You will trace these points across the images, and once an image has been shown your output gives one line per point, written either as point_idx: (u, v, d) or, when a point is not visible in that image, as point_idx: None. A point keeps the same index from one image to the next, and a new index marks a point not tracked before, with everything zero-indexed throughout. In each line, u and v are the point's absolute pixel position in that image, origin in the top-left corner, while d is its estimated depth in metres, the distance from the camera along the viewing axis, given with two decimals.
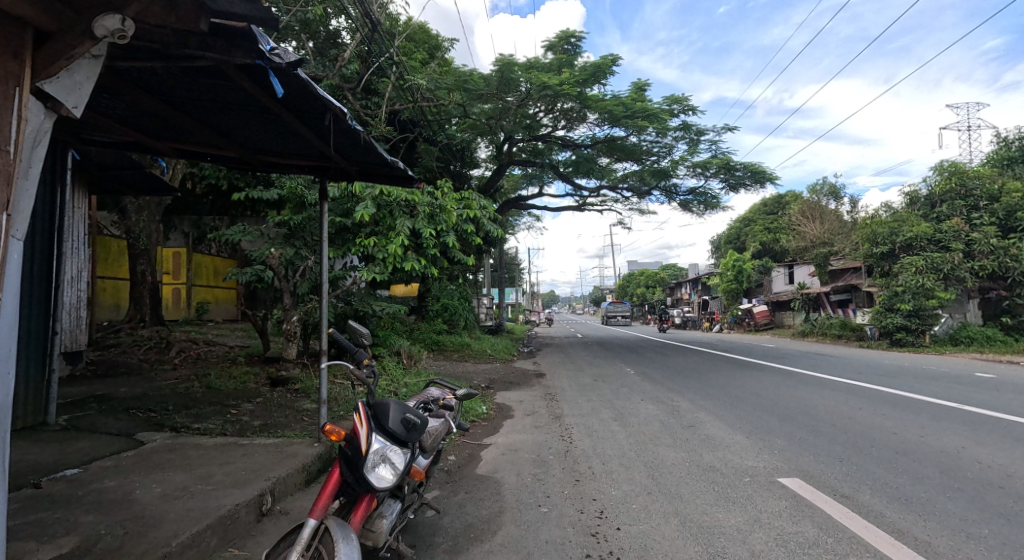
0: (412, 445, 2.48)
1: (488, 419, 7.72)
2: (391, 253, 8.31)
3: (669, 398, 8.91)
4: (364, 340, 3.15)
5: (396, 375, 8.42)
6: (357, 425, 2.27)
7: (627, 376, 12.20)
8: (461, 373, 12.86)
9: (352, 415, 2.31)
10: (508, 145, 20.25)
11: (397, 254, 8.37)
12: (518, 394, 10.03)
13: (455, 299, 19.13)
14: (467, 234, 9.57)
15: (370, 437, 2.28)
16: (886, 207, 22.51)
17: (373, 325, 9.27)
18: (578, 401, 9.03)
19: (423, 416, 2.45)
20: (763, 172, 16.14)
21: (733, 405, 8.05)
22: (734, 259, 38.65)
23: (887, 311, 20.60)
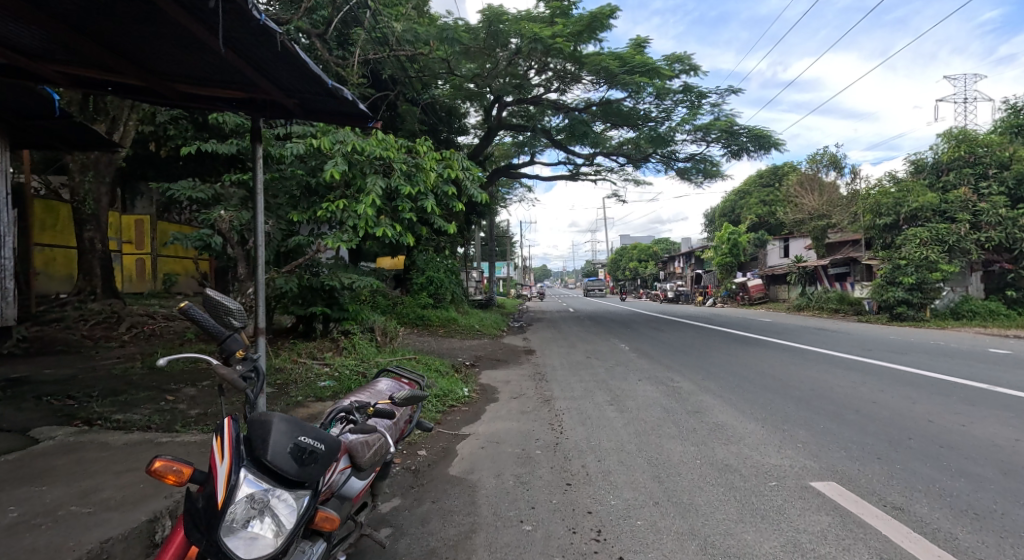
0: (311, 487, 2.03)
1: (469, 403, 6.92)
2: (363, 218, 7.36)
3: (670, 378, 8.14)
4: (234, 323, 2.50)
5: (367, 355, 7.56)
6: (215, 461, 1.85)
7: (621, 354, 11.43)
8: (444, 351, 12.04)
9: (209, 449, 1.89)
10: (498, 108, 19.16)
11: (370, 220, 7.44)
12: (504, 375, 9.22)
13: (441, 272, 18.24)
14: (449, 197, 8.59)
15: (232, 473, 1.86)
16: (890, 176, 21.70)
17: (343, 298, 8.40)
18: (569, 382, 8.26)
19: (318, 442, 2.05)
20: (767, 136, 15.21)
21: (740, 387, 7.29)
22: (729, 232, 37.87)
23: (887, 284, 19.90)
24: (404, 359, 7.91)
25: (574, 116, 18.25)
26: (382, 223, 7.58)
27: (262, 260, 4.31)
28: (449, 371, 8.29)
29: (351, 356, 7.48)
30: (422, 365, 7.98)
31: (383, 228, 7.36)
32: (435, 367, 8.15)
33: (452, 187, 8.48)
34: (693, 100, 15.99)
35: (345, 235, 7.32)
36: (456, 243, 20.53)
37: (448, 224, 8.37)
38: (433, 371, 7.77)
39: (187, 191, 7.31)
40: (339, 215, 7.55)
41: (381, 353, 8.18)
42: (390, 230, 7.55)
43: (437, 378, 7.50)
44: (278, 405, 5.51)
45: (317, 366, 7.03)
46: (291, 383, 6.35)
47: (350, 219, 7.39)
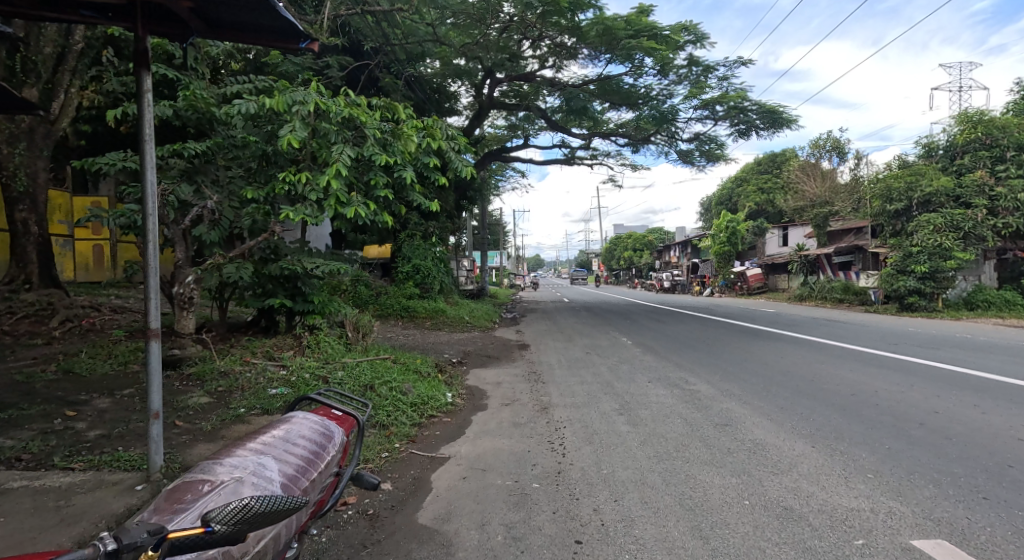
0: None
1: (452, 412, 5.84)
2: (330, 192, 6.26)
3: (685, 379, 7.10)
4: None
5: (332, 354, 6.44)
6: None
7: (625, 349, 10.39)
8: (429, 347, 10.92)
9: None
10: (489, 85, 17.99)
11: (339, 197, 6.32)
12: (496, 374, 8.13)
13: (429, 261, 17.07)
14: (431, 169, 7.37)
15: None
16: (900, 160, 20.70)
17: (311, 286, 7.30)
18: (568, 383, 7.23)
19: None
20: (778, 112, 14.16)
21: (769, 391, 6.27)
22: (728, 220, 36.89)
23: (898, 273, 18.94)
24: (377, 358, 6.84)
25: (571, 92, 17.05)
26: (353, 200, 6.42)
27: (153, 216, 3.09)
28: (430, 372, 7.21)
29: (314, 355, 6.36)
30: (398, 364, 6.89)
31: (355, 206, 6.26)
32: (413, 367, 7.07)
33: (434, 158, 7.25)
34: (699, 74, 14.91)
35: (307, 211, 6.29)
36: (446, 230, 19.37)
37: (433, 204, 7.22)
38: (412, 373, 6.68)
39: (112, 162, 5.96)
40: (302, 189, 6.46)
41: (350, 351, 7.06)
42: (362, 207, 6.40)
43: (414, 380, 6.41)
44: (209, 421, 4.41)
45: (272, 369, 5.92)
46: (235, 390, 5.25)
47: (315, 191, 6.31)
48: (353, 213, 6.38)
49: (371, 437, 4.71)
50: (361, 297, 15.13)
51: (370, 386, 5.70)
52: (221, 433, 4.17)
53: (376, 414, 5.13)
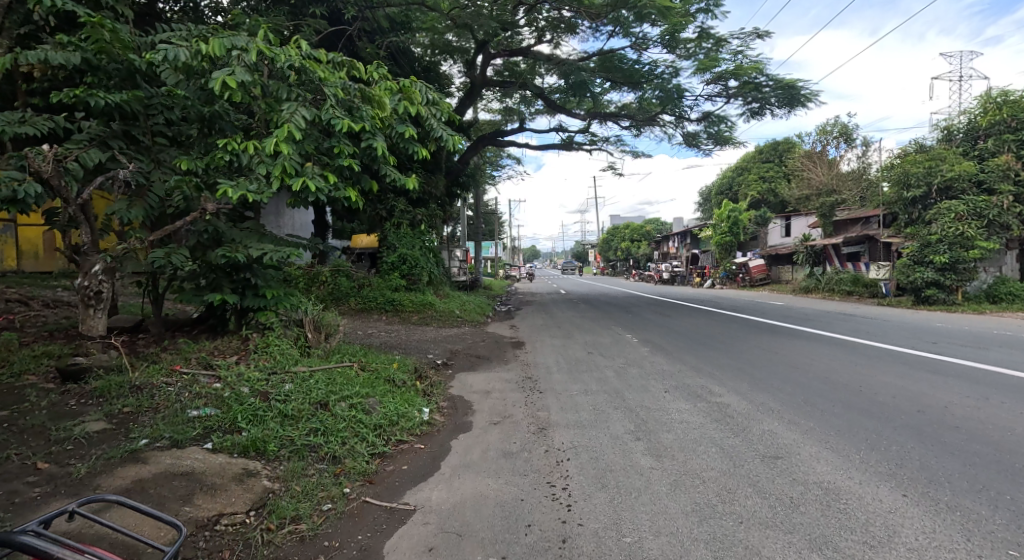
0: None
1: (426, 435, 4.72)
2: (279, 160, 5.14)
3: (709, 390, 5.99)
4: None
5: (282, 360, 5.27)
6: None
7: (631, 348, 9.27)
8: (413, 346, 9.76)
9: None
10: (483, 63, 16.86)
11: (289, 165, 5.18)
12: (485, 381, 7.00)
13: (417, 251, 15.88)
14: (409, 141, 6.15)
15: None
16: (916, 145, 19.61)
17: (264, 277, 6.14)
18: (569, 393, 6.14)
19: None
20: (797, 89, 13.03)
21: (815, 407, 5.17)
22: (728, 209, 35.39)
23: (915, 264, 17.84)
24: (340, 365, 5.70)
25: (570, 67, 15.84)
26: (308, 172, 5.29)
27: None
28: (406, 381, 6.07)
29: (261, 361, 5.21)
30: (364, 373, 5.75)
31: (307, 180, 5.16)
32: (383, 376, 5.92)
33: (413, 127, 6.02)
34: (709, 48, 13.75)
35: (251, 184, 5.21)
36: (437, 219, 18.19)
37: (409, 184, 6.07)
38: (382, 384, 5.55)
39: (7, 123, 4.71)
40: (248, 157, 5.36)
41: (309, 355, 5.92)
42: (319, 180, 5.28)
43: (384, 394, 5.28)
44: (89, 460, 3.27)
45: (204, 382, 4.78)
46: (146, 411, 4.09)
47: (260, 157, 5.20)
48: (308, 186, 5.26)
49: (314, 479, 3.57)
50: (340, 290, 13.92)
51: (323, 404, 4.56)
52: (97, 482, 3.05)
53: (327, 444, 4.00)
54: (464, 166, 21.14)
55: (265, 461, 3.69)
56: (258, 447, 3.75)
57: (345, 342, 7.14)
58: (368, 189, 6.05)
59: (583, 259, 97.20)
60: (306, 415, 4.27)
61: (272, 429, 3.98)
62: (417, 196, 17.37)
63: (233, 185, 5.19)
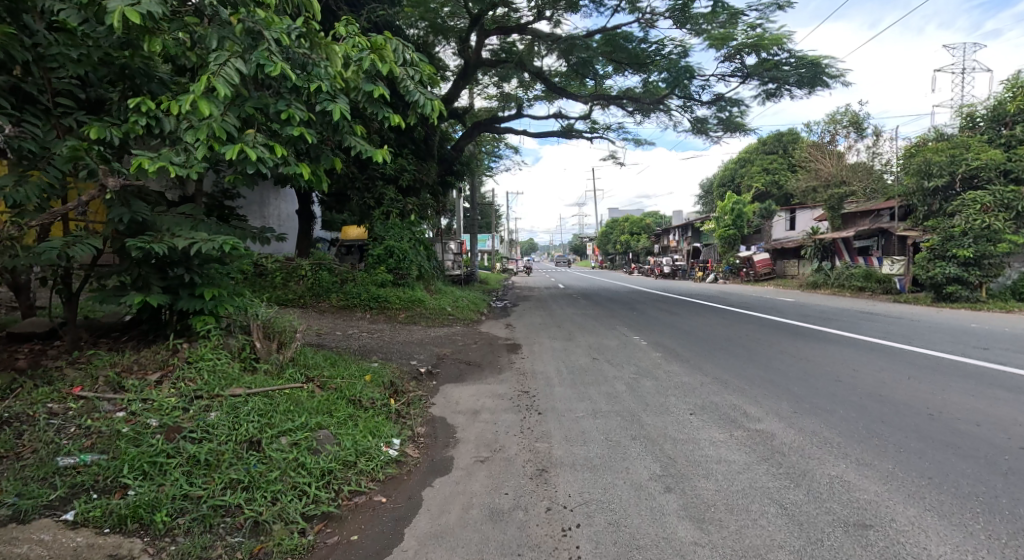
0: None
1: (389, 480, 3.66)
2: (208, 121, 4.30)
3: (745, 413, 4.95)
4: None
5: (215, 380, 4.16)
6: None
7: (641, 354, 8.22)
8: (395, 351, 8.69)
9: None
10: (477, 41, 15.74)
11: (224, 127, 4.35)
12: (475, 397, 5.94)
13: (406, 243, 14.76)
14: (379, 105, 5.12)
15: None
16: (936, 133, 18.54)
17: (204, 273, 5.05)
18: (573, 415, 5.11)
19: None
20: (821, 66, 11.90)
21: (883, 440, 4.13)
22: (733, 201, 34.54)
23: (936, 259, 16.77)
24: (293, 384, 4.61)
25: (572, 41, 14.66)
26: (247, 140, 4.44)
27: None
28: (377, 401, 4.99)
29: (186, 382, 4.09)
30: (323, 394, 4.66)
31: (245, 149, 4.32)
32: (347, 398, 4.83)
33: (382, 87, 5.01)
34: (724, 22, 12.58)
35: (176, 155, 4.32)
36: (429, 209, 17.10)
37: (376, 155, 5.16)
38: (343, 406, 4.48)
39: None
40: (175, 121, 4.43)
41: (255, 370, 4.80)
42: (260, 150, 4.43)
43: (343, 422, 4.23)
44: None
45: (103, 411, 3.66)
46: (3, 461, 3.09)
47: (189, 123, 4.33)
48: (246, 156, 4.41)
49: None
50: (322, 284, 12.70)
51: (254, 444, 3.47)
52: None
53: (248, 505, 2.97)
54: (458, 154, 20.05)
55: (151, 537, 2.73)
56: (140, 516, 2.77)
57: (309, 351, 6.05)
58: (329, 163, 5.11)
59: (581, 252, 95.87)
60: (226, 460, 3.20)
61: (173, 485, 2.95)
62: (408, 184, 16.29)
63: (153, 157, 4.27)
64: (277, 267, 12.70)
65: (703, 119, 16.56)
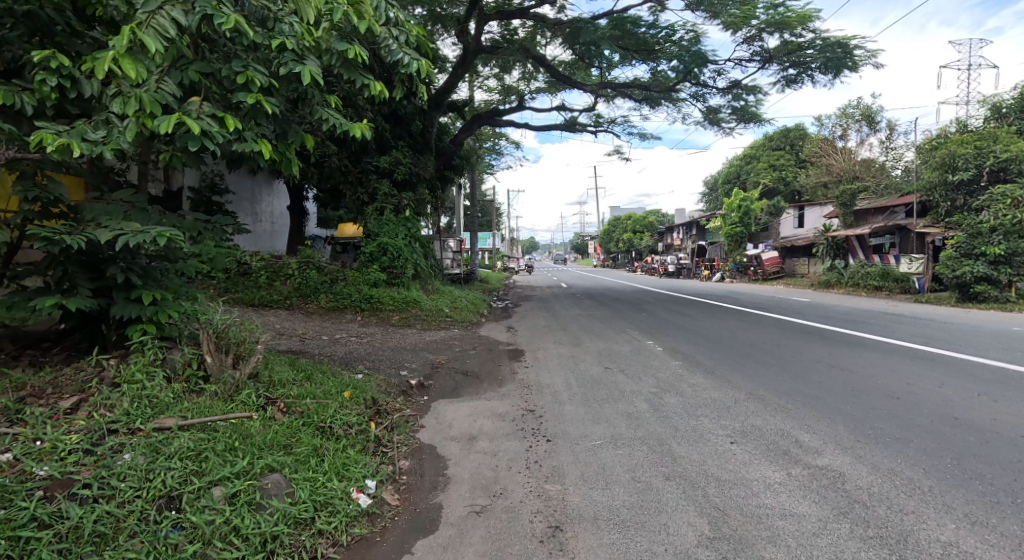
0: None
1: (355, 542, 2.81)
2: (139, 90, 3.39)
3: (800, 445, 4.08)
4: None
5: (142, 407, 3.31)
6: None
7: (658, 363, 7.36)
8: (383, 359, 7.83)
9: None
10: (477, 27, 14.87)
11: (157, 97, 3.42)
12: (472, 418, 5.07)
13: (401, 240, 13.89)
14: (356, 70, 4.27)
15: None
16: (958, 125, 17.68)
17: (145, 272, 4.16)
18: (589, 444, 4.26)
19: None
20: (846, 49, 11.06)
21: (988, 484, 3.28)
22: (740, 198, 33.28)
23: (963, 257, 15.88)
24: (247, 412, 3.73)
25: (578, 24, 13.77)
26: (189, 110, 3.53)
27: None
28: (351, 428, 4.13)
29: (101, 412, 3.22)
30: (283, 424, 3.78)
31: (184, 119, 3.37)
32: (313, 426, 3.97)
33: (359, 49, 4.16)
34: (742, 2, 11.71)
35: (92, 130, 3.46)
36: (426, 205, 16.24)
37: (354, 131, 4.27)
38: (307, 438, 3.63)
39: None
40: (99, 86, 3.56)
41: (200, 392, 3.90)
42: (205, 121, 3.49)
43: (304, 462, 3.36)
44: None
45: None
46: None
47: (118, 88, 3.42)
48: (187, 130, 3.49)
49: None
50: (309, 283, 11.79)
51: (173, 500, 2.65)
52: None
53: None
54: (456, 148, 19.18)
55: None
56: None
57: (273, 363, 5.18)
58: (298, 139, 4.25)
59: (583, 251, 94.94)
60: (128, 528, 2.45)
61: None
62: (404, 178, 15.45)
63: (62, 131, 3.41)
64: (262, 266, 11.84)
65: (716, 108, 15.66)
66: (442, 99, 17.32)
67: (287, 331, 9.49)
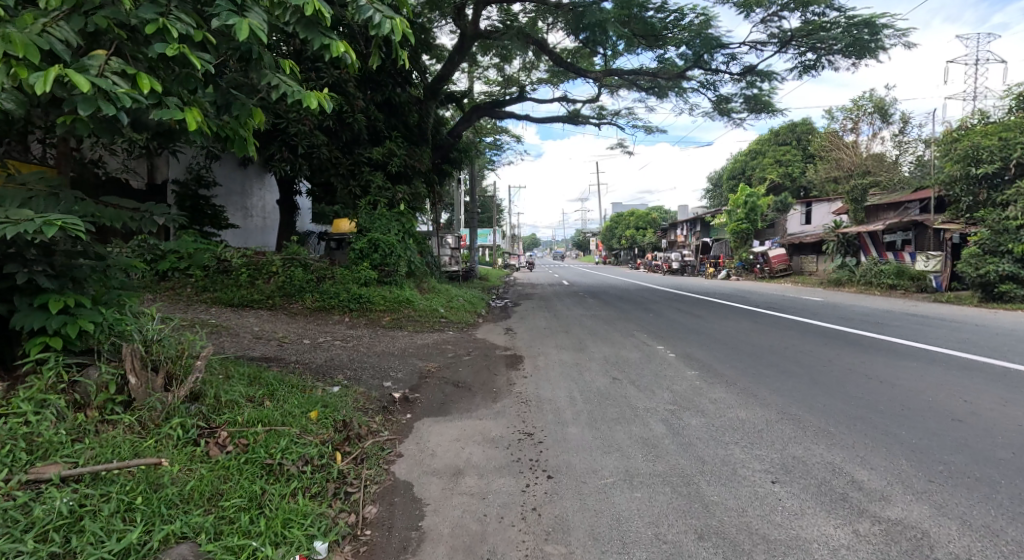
0: None
1: None
2: (18, 32, 2.57)
3: (859, 487, 3.29)
4: None
5: (15, 449, 2.69)
6: None
7: (671, 373, 6.58)
8: (365, 367, 7.04)
9: None
10: (475, 11, 14.06)
11: (40, 42, 2.60)
12: (459, 446, 4.30)
13: (393, 236, 13.10)
14: (315, 28, 3.51)
15: None
16: (981, 117, 16.86)
17: (61, 273, 3.33)
18: (599, 485, 3.49)
19: None
20: (873, 29, 10.26)
21: None
22: (745, 194, 32.45)
23: (987, 254, 15.09)
24: (167, 455, 3.01)
25: (582, 7, 12.97)
26: (88, 65, 2.65)
27: None
28: (304, 465, 3.38)
29: None
30: (217, 468, 3.07)
31: (69, 74, 2.48)
32: (256, 469, 3.21)
33: (319, 2, 3.39)
34: None
35: None
36: (421, 199, 15.48)
37: (312, 99, 3.40)
38: (245, 486, 2.94)
39: None
40: None
41: (110, 424, 3.15)
42: (108, 80, 2.61)
43: (234, 521, 2.70)
44: None
45: None
46: None
47: None
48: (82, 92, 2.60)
49: None
50: (294, 282, 11.03)
51: None
52: None
53: None
54: (454, 140, 18.38)
55: None
56: None
57: (222, 378, 4.39)
58: (245, 111, 3.50)
59: (585, 248, 94.14)
60: None
61: None
62: (398, 171, 14.67)
63: None
64: (243, 263, 11.08)
65: (726, 97, 14.87)
66: (438, 88, 16.54)
67: (265, 334, 8.73)
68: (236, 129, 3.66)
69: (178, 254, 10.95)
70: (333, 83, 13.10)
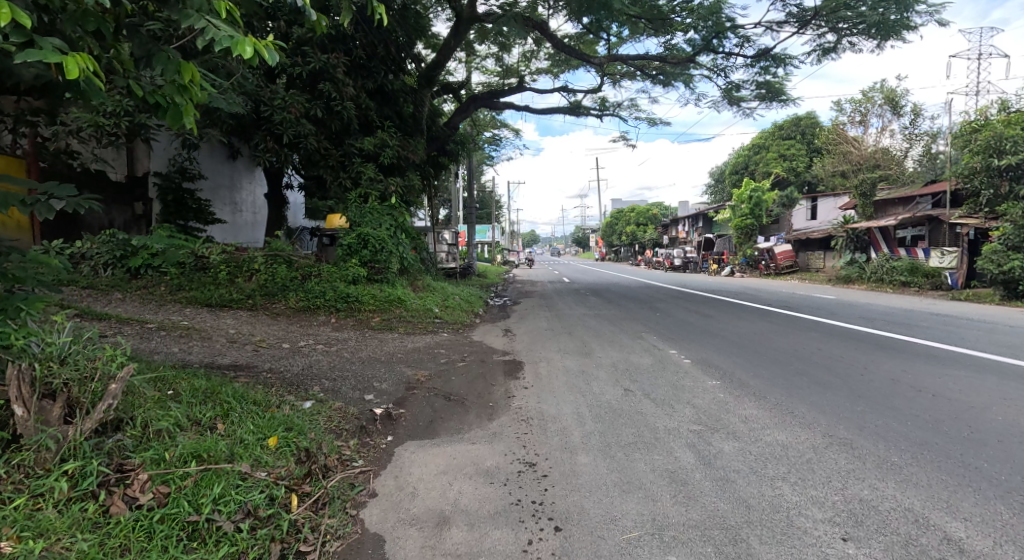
0: None
1: None
2: None
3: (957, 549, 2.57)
4: None
5: None
6: None
7: (691, 384, 5.80)
8: (346, 377, 6.26)
9: None
10: None
11: None
12: (446, 482, 3.53)
13: (385, 230, 12.29)
14: None
15: None
16: (1002, 106, 16.10)
17: None
18: (622, 546, 2.75)
19: None
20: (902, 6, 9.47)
21: None
22: (750, 189, 31.66)
23: (1011, 250, 14.34)
24: (38, 523, 2.41)
25: None
26: None
27: None
28: (241, 520, 2.69)
29: None
30: (110, 540, 2.44)
31: None
32: (173, 530, 2.56)
33: None
34: None
35: None
36: (415, 193, 14.69)
37: (245, 47, 2.66)
38: None
39: None
40: None
41: None
42: None
43: None
44: None
45: None
46: None
47: None
48: None
49: None
50: (277, 281, 10.23)
51: None
52: None
53: None
54: (451, 132, 17.58)
55: None
56: None
57: (156, 399, 3.67)
58: (175, 67, 2.84)
59: (585, 244, 93.30)
60: None
61: None
62: (391, 162, 13.88)
63: None
64: (222, 260, 10.30)
65: (736, 85, 14.11)
66: (434, 76, 15.74)
67: (241, 339, 7.93)
68: (168, 95, 3.12)
69: (151, 251, 10.18)
70: (321, 68, 12.32)
